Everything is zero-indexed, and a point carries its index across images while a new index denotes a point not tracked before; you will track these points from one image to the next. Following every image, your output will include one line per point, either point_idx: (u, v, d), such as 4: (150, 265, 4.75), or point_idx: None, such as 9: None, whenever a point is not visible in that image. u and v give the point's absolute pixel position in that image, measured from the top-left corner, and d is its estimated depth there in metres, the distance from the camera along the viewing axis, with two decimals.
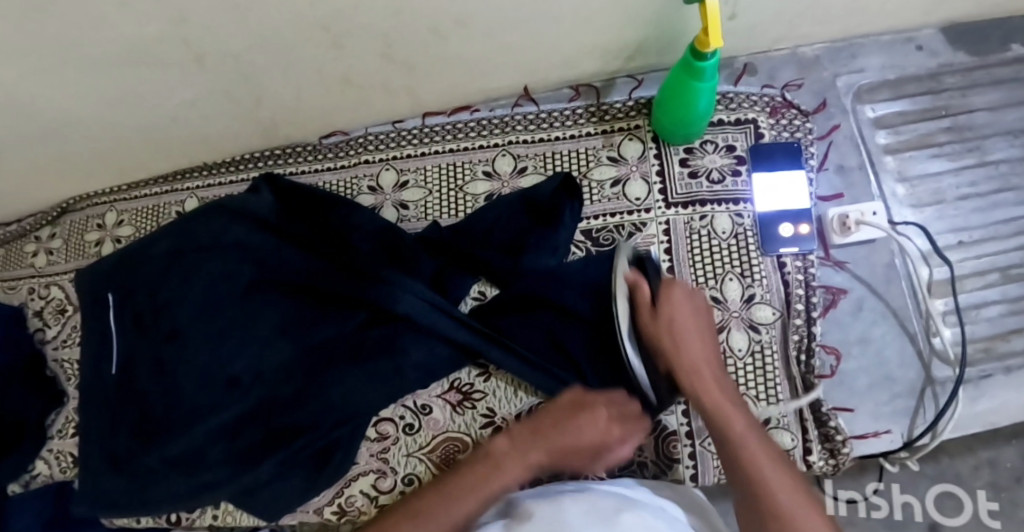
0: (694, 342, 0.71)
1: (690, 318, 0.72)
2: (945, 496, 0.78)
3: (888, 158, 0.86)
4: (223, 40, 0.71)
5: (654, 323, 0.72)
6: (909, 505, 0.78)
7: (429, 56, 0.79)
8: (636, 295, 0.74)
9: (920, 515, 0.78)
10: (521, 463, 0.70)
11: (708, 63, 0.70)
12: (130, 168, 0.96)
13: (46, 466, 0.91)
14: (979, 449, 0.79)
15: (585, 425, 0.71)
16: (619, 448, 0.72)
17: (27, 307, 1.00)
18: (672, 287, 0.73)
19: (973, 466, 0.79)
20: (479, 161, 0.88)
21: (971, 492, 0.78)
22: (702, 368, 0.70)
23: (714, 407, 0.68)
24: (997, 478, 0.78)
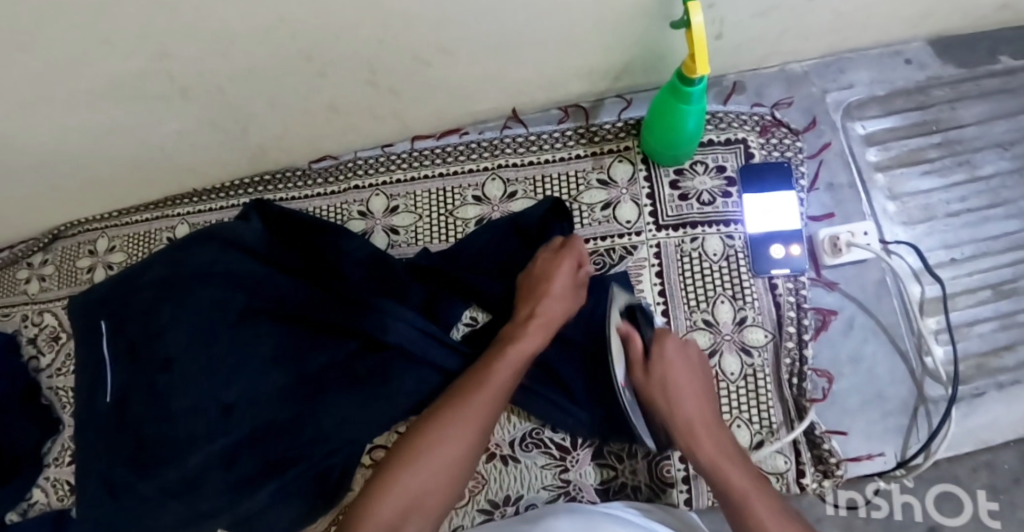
0: (689, 397, 0.70)
1: (683, 369, 0.71)
2: (945, 497, 0.76)
3: (879, 175, 0.85)
4: (206, 74, 0.71)
5: (647, 381, 0.71)
6: (909, 505, 0.76)
7: (414, 83, 0.78)
8: (629, 349, 0.73)
9: (919, 516, 0.76)
10: (529, 330, 0.74)
11: (695, 88, 0.70)
12: (119, 196, 0.96)
13: (44, 495, 0.92)
14: (978, 452, 0.78)
15: (561, 273, 0.77)
16: (586, 284, 0.79)
17: (21, 334, 1.00)
18: (664, 339, 0.73)
19: (971, 468, 0.77)
20: (469, 186, 0.88)
21: (971, 493, 0.76)
22: (698, 429, 0.68)
23: (713, 463, 0.66)
24: (995, 479, 0.77)
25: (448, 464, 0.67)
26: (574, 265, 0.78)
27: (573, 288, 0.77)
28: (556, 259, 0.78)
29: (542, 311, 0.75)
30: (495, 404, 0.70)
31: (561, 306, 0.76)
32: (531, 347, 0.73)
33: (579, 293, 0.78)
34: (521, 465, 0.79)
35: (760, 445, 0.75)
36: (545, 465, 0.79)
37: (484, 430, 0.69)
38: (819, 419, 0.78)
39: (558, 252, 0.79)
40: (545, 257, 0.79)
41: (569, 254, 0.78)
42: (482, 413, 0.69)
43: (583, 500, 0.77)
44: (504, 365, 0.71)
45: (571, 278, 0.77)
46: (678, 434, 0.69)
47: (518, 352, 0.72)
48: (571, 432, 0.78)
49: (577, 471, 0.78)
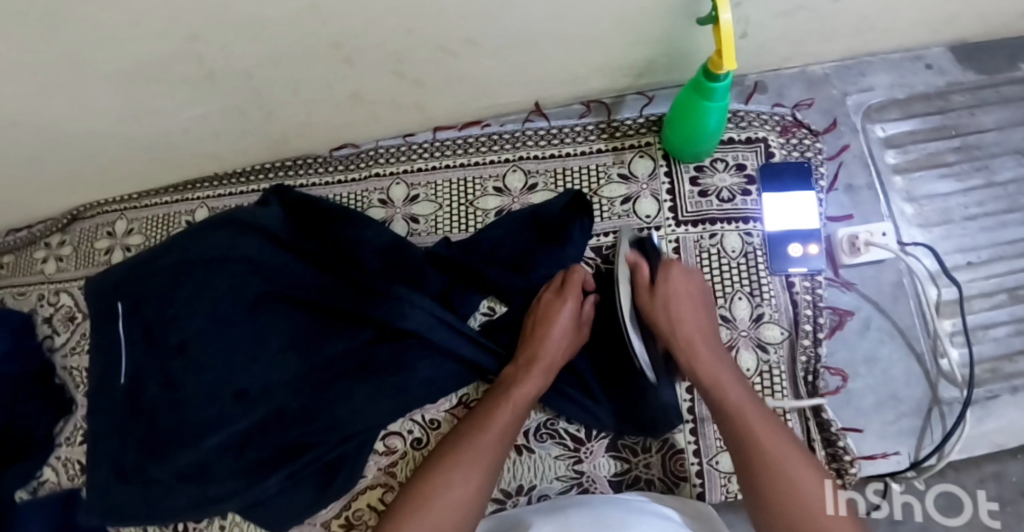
0: (689, 315, 0.73)
1: (687, 294, 0.74)
2: (943, 495, 0.78)
3: (897, 177, 0.86)
4: (237, 58, 0.72)
5: (651, 300, 0.74)
6: (909, 504, 0.78)
7: (440, 74, 0.79)
8: (635, 277, 0.76)
9: (919, 515, 0.77)
10: (532, 373, 0.75)
11: (719, 84, 0.70)
12: (141, 178, 0.97)
13: (55, 474, 0.93)
14: (985, 464, 0.79)
15: (565, 314, 0.77)
16: (587, 324, 0.79)
17: (37, 313, 1.00)
18: (670, 265, 0.75)
19: (978, 478, 0.79)
20: (490, 177, 0.89)
21: (971, 493, 0.79)
22: (697, 343, 0.71)
23: (711, 378, 0.68)
24: (1003, 491, 0.78)
25: (453, 509, 0.67)
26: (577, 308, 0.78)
27: (576, 326, 0.78)
28: (558, 302, 0.78)
29: (542, 355, 0.76)
30: (496, 453, 0.71)
31: (562, 349, 0.77)
32: (530, 390, 0.74)
33: (580, 334, 0.78)
34: (536, 455, 0.79)
35: None
36: (560, 455, 0.79)
37: (489, 474, 0.70)
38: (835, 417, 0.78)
39: (559, 294, 0.79)
40: (548, 299, 0.79)
41: (572, 296, 0.78)
42: (486, 455, 0.70)
43: (597, 492, 0.77)
44: (504, 410, 0.73)
45: (574, 321, 0.77)
46: (678, 351, 0.72)
47: (518, 398, 0.73)
48: (587, 426, 0.79)
49: (591, 463, 0.78)
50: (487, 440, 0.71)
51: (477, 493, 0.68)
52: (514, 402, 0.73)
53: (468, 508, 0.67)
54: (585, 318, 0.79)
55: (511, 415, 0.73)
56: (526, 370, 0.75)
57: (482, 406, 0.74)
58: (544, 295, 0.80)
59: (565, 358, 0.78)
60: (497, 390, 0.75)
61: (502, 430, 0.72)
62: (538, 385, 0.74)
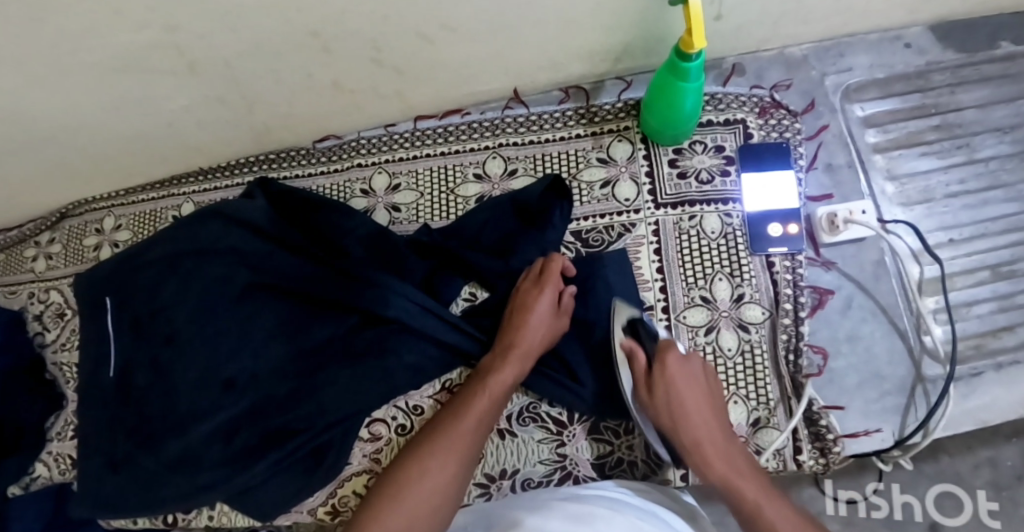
0: (694, 408, 0.70)
1: (688, 387, 0.71)
2: (946, 496, 0.79)
3: (877, 156, 0.86)
4: (215, 48, 0.73)
5: (652, 399, 0.72)
6: (909, 505, 0.79)
7: (417, 62, 0.80)
8: (634, 366, 0.74)
9: (920, 515, 0.78)
10: (509, 364, 0.74)
11: (692, 64, 0.71)
12: (128, 173, 0.98)
13: (46, 469, 0.92)
14: (980, 448, 0.80)
15: (541, 303, 0.76)
16: (568, 310, 0.78)
17: (27, 311, 1.01)
18: (666, 354, 0.72)
19: (973, 465, 0.79)
20: (470, 164, 0.89)
21: (972, 492, 0.79)
22: (706, 444, 0.69)
23: (723, 477, 0.66)
24: (997, 477, 0.79)
25: (432, 499, 0.67)
26: (554, 295, 0.77)
27: (552, 316, 0.77)
28: (537, 291, 0.77)
29: (518, 342, 0.75)
30: (474, 441, 0.71)
31: (540, 336, 0.76)
32: (508, 376, 0.74)
33: (559, 322, 0.78)
34: (518, 440, 0.79)
35: (756, 421, 0.75)
36: (542, 439, 0.79)
37: (465, 461, 0.70)
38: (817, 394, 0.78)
39: (538, 282, 0.78)
40: (528, 290, 0.78)
41: (549, 284, 0.77)
42: (464, 444, 0.70)
43: (579, 475, 0.77)
44: (481, 398, 0.73)
45: (551, 308, 0.77)
46: (687, 451, 0.70)
47: (494, 386, 0.73)
48: (570, 409, 0.78)
49: (574, 445, 0.78)
50: (463, 428, 0.71)
51: (453, 480, 0.69)
52: (492, 390, 0.73)
53: (444, 496, 0.68)
54: (567, 305, 0.79)
55: (488, 404, 0.73)
56: (503, 358, 0.75)
57: (459, 395, 0.74)
58: (522, 283, 0.79)
59: (546, 345, 0.77)
60: (475, 378, 0.75)
61: (479, 417, 0.72)
62: (515, 373, 0.74)
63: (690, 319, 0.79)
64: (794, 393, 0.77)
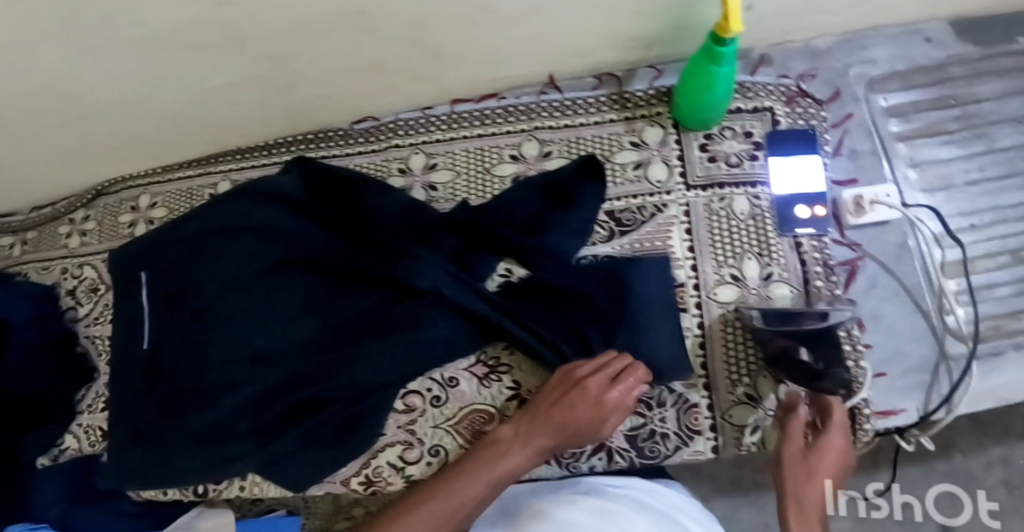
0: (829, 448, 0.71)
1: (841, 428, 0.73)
2: (944, 498, 0.97)
3: (900, 144, 0.88)
4: (262, 24, 0.75)
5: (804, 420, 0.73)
6: (910, 505, 0.97)
7: (457, 44, 0.82)
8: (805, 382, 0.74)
9: (920, 515, 0.96)
10: (522, 448, 0.74)
11: (727, 49, 0.75)
12: (166, 151, 1.00)
13: (76, 441, 0.96)
14: (992, 449, 0.97)
15: (579, 402, 0.72)
16: (615, 420, 0.74)
17: (61, 286, 1.03)
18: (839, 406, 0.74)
19: (986, 464, 0.97)
20: (505, 146, 0.90)
21: (973, 494, 0.96)
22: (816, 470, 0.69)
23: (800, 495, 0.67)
24: (1009, 475, 0.96)
25: None
26: (607, 411, 0.73)
27: (595, 417, 0.73)
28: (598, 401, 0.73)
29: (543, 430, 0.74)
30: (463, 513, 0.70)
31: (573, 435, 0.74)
32: (517, 464, 0.73)
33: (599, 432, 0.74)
34: None
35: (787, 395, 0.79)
36: None
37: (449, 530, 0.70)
38: (869, 361, 0.79)
39: (604, 387, 0.73)
40: (583, 385, 0.73)
41: (609, 395, 0.73)
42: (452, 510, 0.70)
43: (612, 445, 0.79)
44: (483, 479, 0.72)
45: (593, 416, 0.73)
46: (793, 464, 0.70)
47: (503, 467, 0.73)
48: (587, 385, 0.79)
49: None
50: (451, 498, 0.71)
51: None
52: (500, 473, 0.72)
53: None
54: (620, 416, 0.75)
55: (488, 485, 0.72)
56: (521, 445, 0.74)
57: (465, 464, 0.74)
58: (577, 372, 0.75)
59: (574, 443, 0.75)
60: (487, 450, 0.75)
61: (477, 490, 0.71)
62: (527, 460, 0.74)
63: (719, 296, 0.82)
64: None
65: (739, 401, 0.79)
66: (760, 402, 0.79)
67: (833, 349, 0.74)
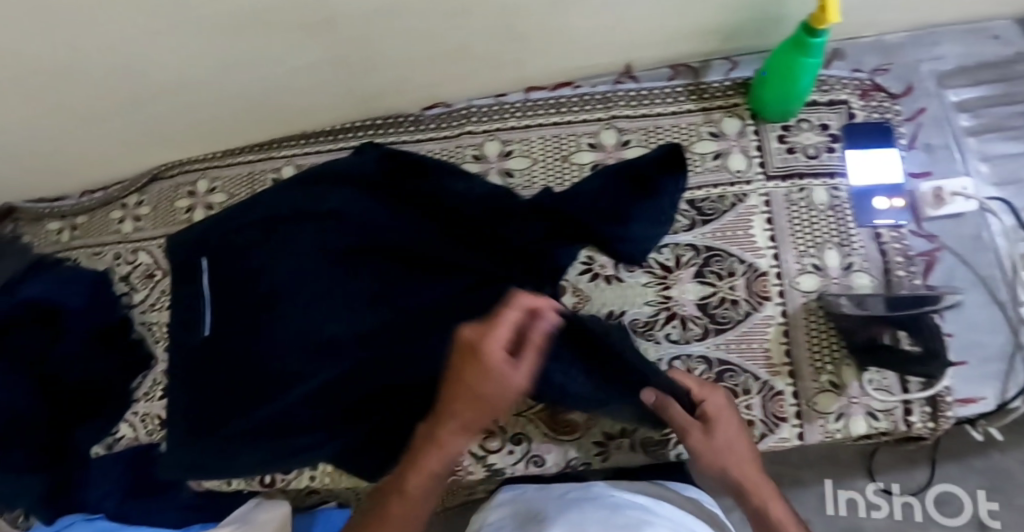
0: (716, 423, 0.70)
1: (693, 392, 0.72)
2: (946, 498, 0.95)
3: (971, 138, 0.91)
4: (356, 4, 0.73)
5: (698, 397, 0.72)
6: (909, 504, 0.97)
7: (545, 29, 0.81)
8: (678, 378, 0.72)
9: (919, 515, 0.96)
10: (455, 427, 0.64)
11: (818, 40, 0.75)
12: (228, 135, 0.98)
13: (132, 430, 0.92)
14: None
15: (487, 371, 0.59)
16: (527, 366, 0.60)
17: (113, 271, 1.00)
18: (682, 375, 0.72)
19: None
20: (583, 134, 0.91)
21: (972, 494, 0.95)
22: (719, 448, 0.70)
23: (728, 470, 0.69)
24: None
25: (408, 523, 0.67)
26: (479, 383, 0.59)
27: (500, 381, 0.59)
28: (472, 348, 0.59)
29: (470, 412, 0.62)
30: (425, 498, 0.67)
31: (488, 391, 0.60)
32: (456, 445, 0.65)
33: (464, 393, 0.61)
34: None
35: (871, 382, 0.79)
36: None
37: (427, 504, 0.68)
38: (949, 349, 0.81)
39: (484, 329, 0.59)
40: (475, 345, 0.59)
41: (481, 364, 0.59)
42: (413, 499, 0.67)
43: None
44: (428, 462, 0.66)
45: (491, 380, 0.59)
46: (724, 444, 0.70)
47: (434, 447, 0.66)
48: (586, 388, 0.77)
49: None
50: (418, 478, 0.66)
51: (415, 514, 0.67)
52: (426, 463, 0.66)
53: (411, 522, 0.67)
54: (500, 381, 0.59)
55: (429, 475, 0.66)
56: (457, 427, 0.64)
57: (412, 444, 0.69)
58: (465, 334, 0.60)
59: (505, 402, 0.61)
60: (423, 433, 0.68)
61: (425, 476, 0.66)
62: (462, 439, 0.65)
63: (801, 285, 0.82)
64: (905, 383, 0.80)
65: (823, 389, 0.80)
66: (843, 389, 0.80)
67: (931, 333, 0.73)
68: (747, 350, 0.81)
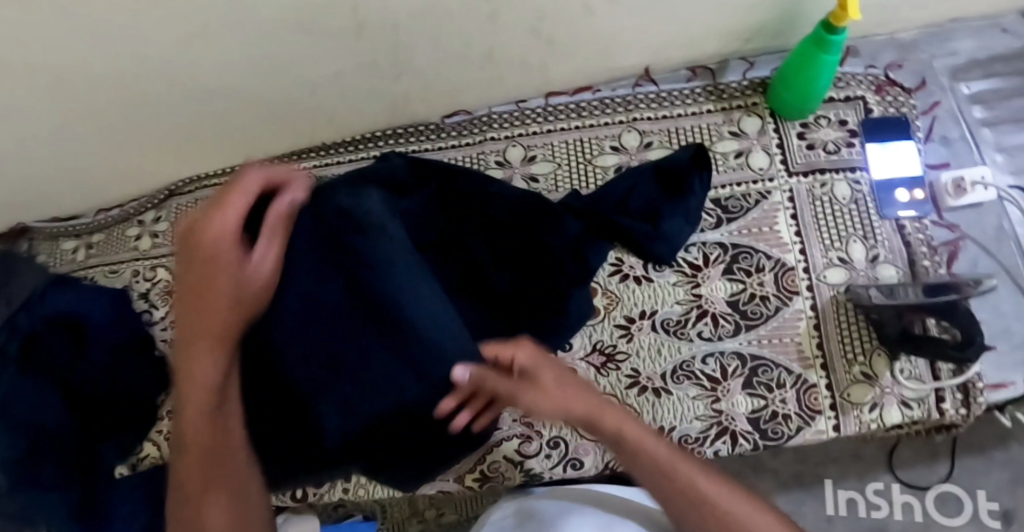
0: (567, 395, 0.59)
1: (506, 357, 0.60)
2: (948, 498, 0.95)
3: (986, 130, 0.94)
4: (391, 10, 0.73)
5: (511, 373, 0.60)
6: (909, 504, 0.95)
7: (573, 33, 0.82)
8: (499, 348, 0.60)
9: (919, 515, 0.94)
10: (209, 346, 0.63)
11: (837, 37, 0.76)
12: (250, 147, 0.98)
13: (156, 448, 0.91)
14: None
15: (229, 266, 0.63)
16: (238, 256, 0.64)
17: (132, 289, 0.99)
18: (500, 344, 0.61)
19: None
20: (606, 137, 0.92)
21: (972, 493, 0.94)
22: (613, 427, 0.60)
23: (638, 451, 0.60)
24: None
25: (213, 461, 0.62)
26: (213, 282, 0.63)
27: (238, 281, 0.63)
28: (196, 241, 0.63)
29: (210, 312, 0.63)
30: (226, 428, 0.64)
31: (221, 288, 0.62)
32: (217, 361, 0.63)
33: (202, 298, 0.62)
34: (676, 398, 0.81)
35: (902, 371, 0.80)
36: (698, 395, 0.81)
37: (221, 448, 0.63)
38: None
39: (208, 215, 0.62)
40: (208, 242, 0.62)
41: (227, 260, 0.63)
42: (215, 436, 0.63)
43: (736, 428, 0.79)
44: (197, 387, 0.63)
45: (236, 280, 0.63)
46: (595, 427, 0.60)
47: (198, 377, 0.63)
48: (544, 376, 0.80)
49: (729, 400, 0.80)
50: (194, 396, 0.62)
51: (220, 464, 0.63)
52: (194, 396, 0.63)
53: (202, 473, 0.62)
54: (235, 273, 0.63)
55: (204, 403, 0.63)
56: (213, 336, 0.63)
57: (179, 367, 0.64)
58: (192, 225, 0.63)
59: (254, 295, 0.65)
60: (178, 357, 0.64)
61: (207, 409, 0.63)
62: (217, 358, 0.63)
63: (829, 278, 0.83)
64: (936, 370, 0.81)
65: (856, 379, 0.80)
66: (876, 379, 0.80)
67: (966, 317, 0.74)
68: (778, 345, 0.82)
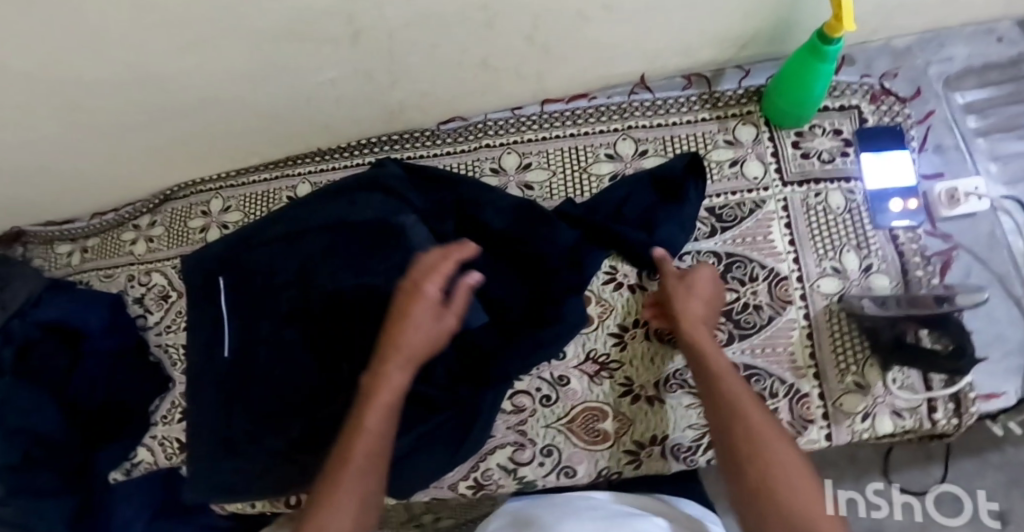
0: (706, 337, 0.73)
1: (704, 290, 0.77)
2: (949, 499, 0.95)
3: (980, 139, 0.94)
4: (386, 18, 0.73)
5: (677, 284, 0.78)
6: (909, 505, 0.95)
7: (568, 41, 0.82)
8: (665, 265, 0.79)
9: (919, 515, 0.95)
10: (401, 363, 0.70)
11: (832, 47, 0.76)
12: (246, 153, 0.98)
13: (150, 454, 0.89)
14: None
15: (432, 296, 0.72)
16: (454, 312, 0.73)
17: (127, 293, 0.98)
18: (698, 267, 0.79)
19: None
20: (601, 145, 0.92)
21: (972, 493, 0.95)
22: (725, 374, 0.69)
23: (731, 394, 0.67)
24: None
25: (369, 463, 0.65)
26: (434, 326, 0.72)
27: (434, 322, 0.72)
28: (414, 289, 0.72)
29: (401, 346, 0.70)
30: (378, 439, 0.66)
31: (420, 325, 0.71)
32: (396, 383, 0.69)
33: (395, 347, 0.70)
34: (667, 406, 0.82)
35: (895, 381, 0.80)
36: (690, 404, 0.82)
37: (370, 472, 0.64)
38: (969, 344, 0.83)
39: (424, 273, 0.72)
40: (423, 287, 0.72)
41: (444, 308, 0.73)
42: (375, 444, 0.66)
43: None
44: (373, 411, 0.67)
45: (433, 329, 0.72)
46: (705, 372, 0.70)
47: (383, 391, 0.68)
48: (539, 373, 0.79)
49: None
50: (374, 414, 0.67)
51: (362, 501, 0.63)
52: (377, 401, 0.68)
53: (360, 499, 0.63)
54: (437, 314, 0.72)
55: (379, 416, 0.67)
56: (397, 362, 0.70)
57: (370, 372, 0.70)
58: (413, 280, 0.73)
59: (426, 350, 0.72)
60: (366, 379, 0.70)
61: (381, 416, 0.67)
62: (404, 371, 0.69)
63: (823, 288, 0.83)
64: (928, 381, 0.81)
65: (848, 389, 0.80)
66: (868, 389, 0.80)
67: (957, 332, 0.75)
68: (772, 354, 0.82)
